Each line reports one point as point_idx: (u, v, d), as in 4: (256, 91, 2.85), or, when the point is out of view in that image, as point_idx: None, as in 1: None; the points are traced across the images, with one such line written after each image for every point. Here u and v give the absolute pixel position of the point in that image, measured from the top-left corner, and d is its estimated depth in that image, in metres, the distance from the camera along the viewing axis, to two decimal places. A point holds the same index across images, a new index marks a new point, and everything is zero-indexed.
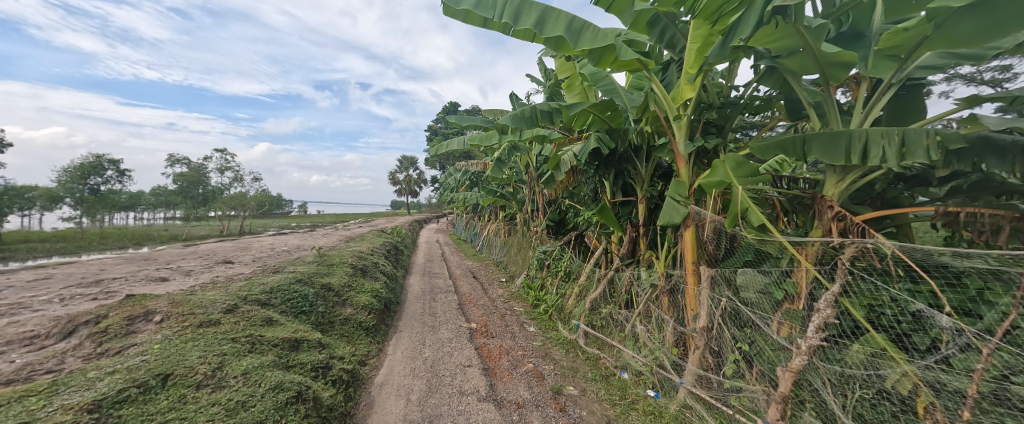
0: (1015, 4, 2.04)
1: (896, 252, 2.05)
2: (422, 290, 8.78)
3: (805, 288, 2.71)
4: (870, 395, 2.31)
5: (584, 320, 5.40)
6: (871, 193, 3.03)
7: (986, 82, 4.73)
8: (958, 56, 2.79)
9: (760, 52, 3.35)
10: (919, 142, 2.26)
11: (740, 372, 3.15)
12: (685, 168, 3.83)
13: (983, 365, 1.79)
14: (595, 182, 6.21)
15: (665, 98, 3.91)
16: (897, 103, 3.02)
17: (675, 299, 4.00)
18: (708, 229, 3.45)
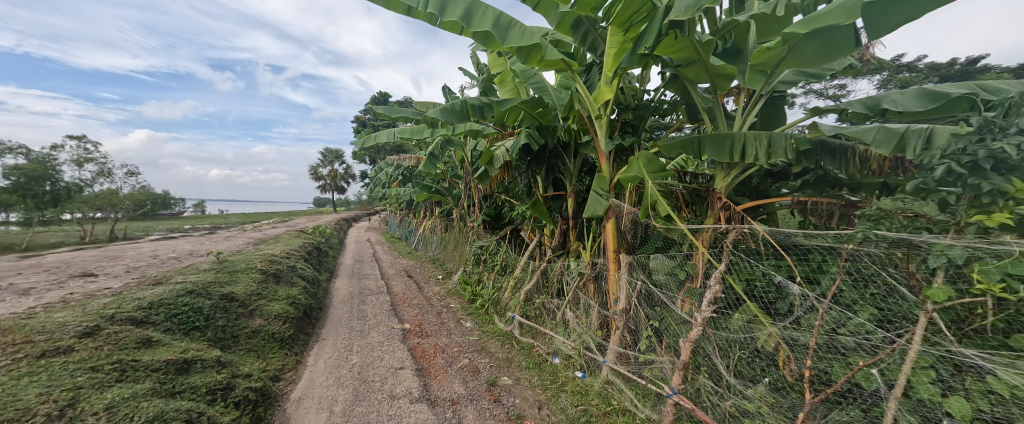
0: (839, 36, 2.64)
1: (765, 234, 2.48)
2: (349, 293, 8.20)
3: (701, 269, 3.15)
4: (747, 355, 2.77)
5: (518, 312, 5.56)
6: (751, 186, 3.58)
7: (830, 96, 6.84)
8: (808, 74, 3.44)
9: (665, 60, 3.74)
10: (780, 144, 2.76)
11: (652, 346, 3.54)
12: (606, 164, 4.15)
13: (820, 321, 2.26)
14: (527, 177, 6.38)
15: (587, 99, 4.18)
16: (767, 111, 3.63)
17: (599, 285, 4.34)
18: (626, 219, 3.78)
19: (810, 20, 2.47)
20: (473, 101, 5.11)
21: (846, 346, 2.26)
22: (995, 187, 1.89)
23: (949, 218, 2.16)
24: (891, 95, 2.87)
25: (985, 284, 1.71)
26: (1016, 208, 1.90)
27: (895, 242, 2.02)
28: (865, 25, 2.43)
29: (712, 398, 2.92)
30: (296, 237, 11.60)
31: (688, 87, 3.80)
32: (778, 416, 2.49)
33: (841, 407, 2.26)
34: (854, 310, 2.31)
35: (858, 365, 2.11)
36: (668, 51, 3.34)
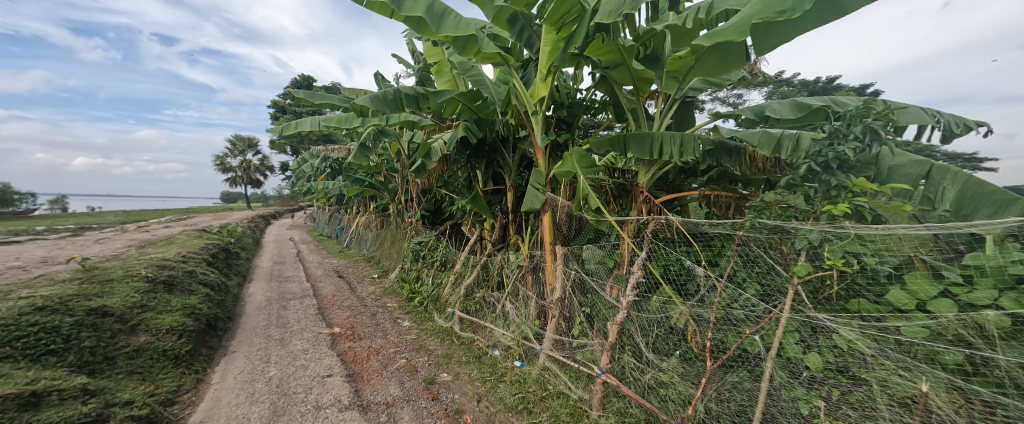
0: (734, 51, 3.06)
1: (678, 224, 2.83)
2: (267, 298, 7.38)
3: (626, 257, 3.44)
4: (663, 332, 3.12)
5: (457, 307, 5.52)
6: (668, 181, 4.00)
7: (730, 103, 8.17)
8: (713, 83, 3.93)
9: (595, 62, 3.98)
10: (691, 143, 3.14)
11: (585, 332, 3.78)
12: (543, 158, 4.30)
13: (719, 297, 2.64)
14: (466, 171, 6.34)
15: (524, 94, 4.29)
16: (681, 114, 4.08)
17: (537, 276, 4.53)
18: (562, 213, 4.01)
19: (714, 33, 2.74)
20: (407, 90, 4.91)
21: (739, 318, 2.66)
22: (839, 182, 2.43)
23: (808, 207, 2.67)
24: (772, 104, 3.42)
25: (832, 260, 2.17)
26: (854, 199, 2.42)
27: (773, 229, 2.48)
28: (754, 43, 2.89)
29: (635, 374, 3.22)
30: (199, 237, 10.08)
31: (615, 89, 4.09)
32: (687, 383, 2.84)
33: (734, 370, 2.66)
34: (744, 287, 2.74)
35: (746, 333, 2.51)
36: (597, 53, 3.59)
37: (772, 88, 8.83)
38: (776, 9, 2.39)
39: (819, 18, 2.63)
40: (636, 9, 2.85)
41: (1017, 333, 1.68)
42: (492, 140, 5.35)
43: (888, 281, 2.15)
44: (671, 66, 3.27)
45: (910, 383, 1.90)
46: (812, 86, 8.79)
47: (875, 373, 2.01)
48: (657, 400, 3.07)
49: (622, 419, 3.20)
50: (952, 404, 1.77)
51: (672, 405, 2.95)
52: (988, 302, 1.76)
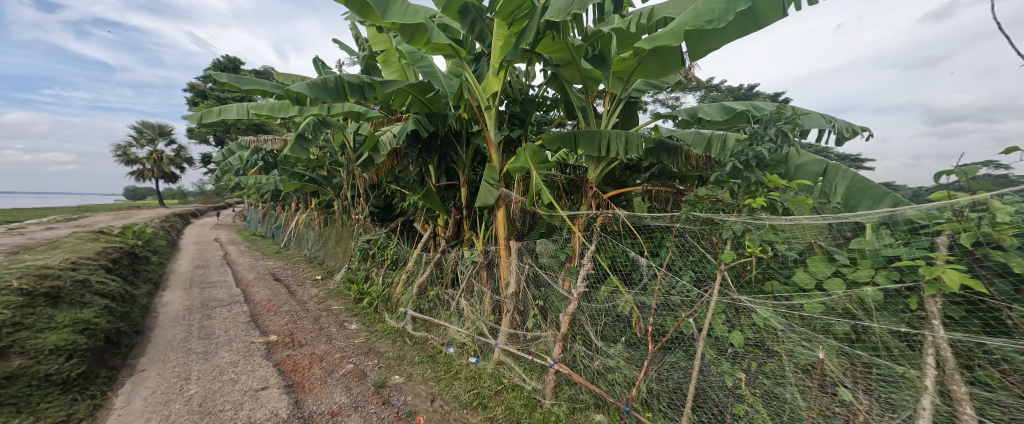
0: (672, 56, 3.23)
1: (624, 218, 3.01)
2: (187, 306, 6.55)
3: (577, 250, 3.58)
4: (610, 320, 3.30)
5: (409, 306, 5.35)
6: (615, 177, 4.21)
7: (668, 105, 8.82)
8: (653, 86, 4.20)
9: (547, 59, 4.06)
10: (635, 141, 3.35)
11: (538, 324, 3.88)
12: (496, 154, 4.31)
13: (660, 284, 2.84)
14: (417, 166, 6.14)
15: (477, 89, 4.25)
16: (626, 113, 4.31)
17: (492, 271, 4.63)
18: (516, 208, 4.07)
19: (653, 38, 2.89)
20: (351, 78, 4.62)
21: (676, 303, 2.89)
22: (757, 178, 2.76)
23: (732, 201, 2.98)
24: (704, 107, 3.75)
25: (752, 248, 2.47)
26: (771, 194, 2.74)
27: (705, 222, 2.76)
28: (688, 50, 3.19)
29: (585, 361, 3.37)
30: (95, 240, 8.64)
31: (566, 86, 4.20)
32: (632, 367, 3.03)
33: (672, 351, 2.89)
34: (680, 274, 2.98)
35: (683, 316, 2.73)
36: (547, 50, 3.65)
37: (705, 92, 9.67)
38: (705, 18, 2.57)
39: (742, 30, 2.93)
40: (583, 9, 2.96)
41: (887, 304, 2.05)
42: (445, 134, 5.27)
43: (794, 265, 2.48)
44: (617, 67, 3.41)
45: (811, 352, 2.19)
46: (737, 92, 9.77)
47: (785, 344, 2.29)
48: (605, 385, 3.24)
49: (574, 405, 3.33)
50: (843, 366, 2.07)
51: (618, 388, 3.13)
52: (867, 280, 2.11)
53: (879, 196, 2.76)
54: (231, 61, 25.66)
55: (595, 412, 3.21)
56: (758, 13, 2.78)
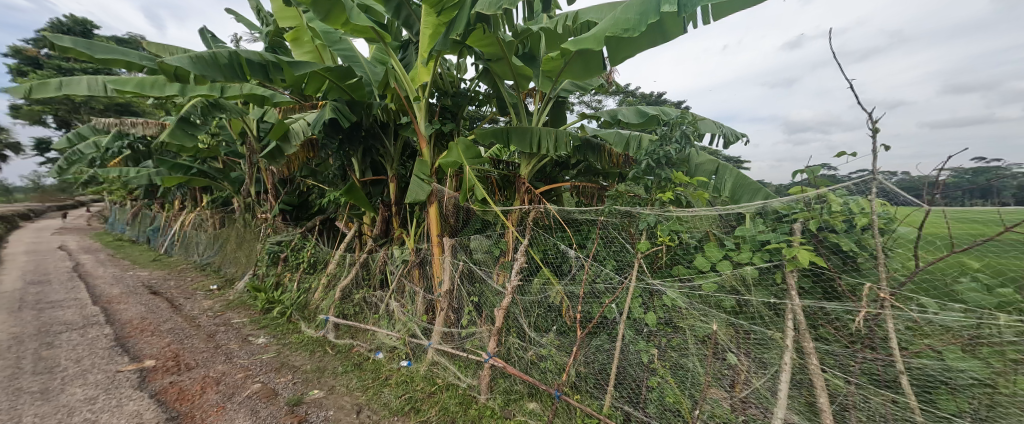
0: (596, 58, 3.40)
1: (554, 212, 3.14)
2: (15, 334, 5.07)
3: (511, 245, 3.63)
4: (543, 311, 3.43)
5: (331, 312, 4.91)
6: (546, 173, 4.37)
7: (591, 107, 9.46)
8: (579, 87, 4.43)
9: (478, 53, 4.03)
10: (564, 139, 3.51)
11: (473, 320, 3.86)
12: (427, 148, 4.18)
13: (587, 274, 3.02)
14: (337, 160, 5.64)
15: (404, 78, 4.07)
16: (555, 112, 4.48)
17: (424, 270, 4.47)
18: (449, 205, 4.01)
19: (578, 40, 3.01)
20: (252, 56, 4.05)
21: (597, 292, 3.08)
22: (666, 174, 3.09)
23: (647, 195, 3.30)
24: (623, 110, 4.09)
25: (662, 237, 2.77)
26: (676, 188, 3.10)
27: (625, 215, 3.04)
28: (609, 55, 3.44)
29: (519, 353, 3.45)
30: None
31: (497, 82, 4.22)
32: (562, 353, 3.17)
33: (597, 335, 3.07)
34: (603, 263, 3.21)
35: (606, 302, 2.93)
36: (478, 43, 3.60)
37: (621, 97, 10.58)
38: (623, 26, 2.75)
39: (654, 40, 3.23)
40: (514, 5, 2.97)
41: (762, 279, 2.46)
42: (370, 125, 4.93)
43: (695, 250, 2.83)
44: (545, 66, 3.50)
45: (707, 324, 2.49)
46: (648, 99, 10.87)
47: (687, 320, 2.57)
48: (538, 373, 3.34)
49: (508, 397, 3.38)
50: (732, 334, 2.36)
51: (550, 375, 3.25)
52: (749, 261, 2.46)
53: (756, 194, 3.30)
54: (78, 23, 20.47)
55: (529, 400, 3.30)
56: (668, 27, 3.11)
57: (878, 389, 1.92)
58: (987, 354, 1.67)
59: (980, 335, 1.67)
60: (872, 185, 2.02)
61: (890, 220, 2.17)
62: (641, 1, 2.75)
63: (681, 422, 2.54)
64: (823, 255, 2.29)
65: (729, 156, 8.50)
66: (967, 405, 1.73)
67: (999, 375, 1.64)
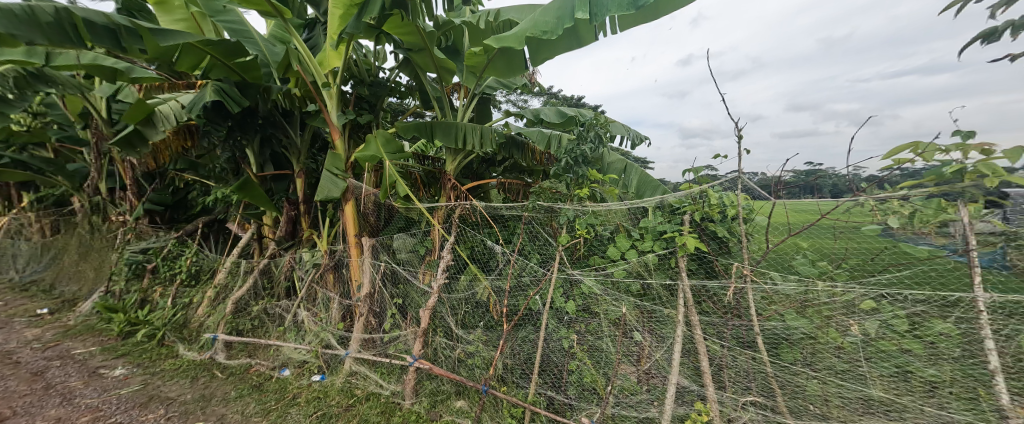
0: (518, 57, 3.47)
1: (481, 209, 3.17)
2: None
3: (437, 243, 3.53)
4: (470, 308, 3.44)
5: (221, 329, 4.21)
6: (473, 170, 4.42)
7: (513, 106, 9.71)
8: (503, 85, 4.49)
9: (397, 42, 3.82)
10: (490, 135, 3.54)
11: (397, 324, 3.69)
12: (340, 140, 3.92)
13: (513, 268, 3.11)
14: (229, 151, 4.85)
15: (311, 62, 3.72)
16: (479, 108, 4.47)
17: (340, 274, 4.26)
18: (369, 202, 3.84)
19: (500, 38, 3.02)
20: (98, 17, 3.29)
21: (519, 286, 3.15)
22: (583, 172, 3.32)
23: (566, 191, 3.49)
24: (545, 110, 4.25)
25: (581, 230, 2.99)
26: (591, 185, 3.37)
27: (548, 210, 3.17)
28: (530, 55, 3.55)
29: (445, 352, 3.41)
30: None
31: (419, 74, 4.06)
32: (489, 348, 3.18)
33: (525, 327, 3.16)
34: (528, 257, 3.35)
35: (531, 294, 3.01)
36: (396, 30, 3.38)
37: (544, 99, 11.07)
38: (541, 28, 2.84)
39: (572, 46, 3.41)
40: None
41: (661, 264, 2.82)
42: (268, 112, 4.32)
43: (608, 241, 3.09)
44: (468, 61, 3.48)
45: (618, 308, 2.72)
46: (568, 101, 11.56)
47: (601, 304, 2.79)
48: (465, 371, 3.29)
49: (434, 399, 3.27)
50: (639, 315, 2.62)
51: (477, 371, 3.23)
52: (650, 248, 2.80)
53: (655, 190, 3.77)
54: None
55: (456, 399, 3.23)
56: (583, 35, 3.32)
57: (743, 349, 2.34)
58: (812, 313, 2.16)
59: (808, 298, 2.13)
60: (739, 183, 2.48)
61: (750, 211, 2.63)
62: (558, 7, 2.88)
63: (597, 398, 2.76)
64: (705, 242, 2.71)
65: (638, 158, 9.48)
66: (799, 354, 2.23)
67: (819, 328, 2.14)
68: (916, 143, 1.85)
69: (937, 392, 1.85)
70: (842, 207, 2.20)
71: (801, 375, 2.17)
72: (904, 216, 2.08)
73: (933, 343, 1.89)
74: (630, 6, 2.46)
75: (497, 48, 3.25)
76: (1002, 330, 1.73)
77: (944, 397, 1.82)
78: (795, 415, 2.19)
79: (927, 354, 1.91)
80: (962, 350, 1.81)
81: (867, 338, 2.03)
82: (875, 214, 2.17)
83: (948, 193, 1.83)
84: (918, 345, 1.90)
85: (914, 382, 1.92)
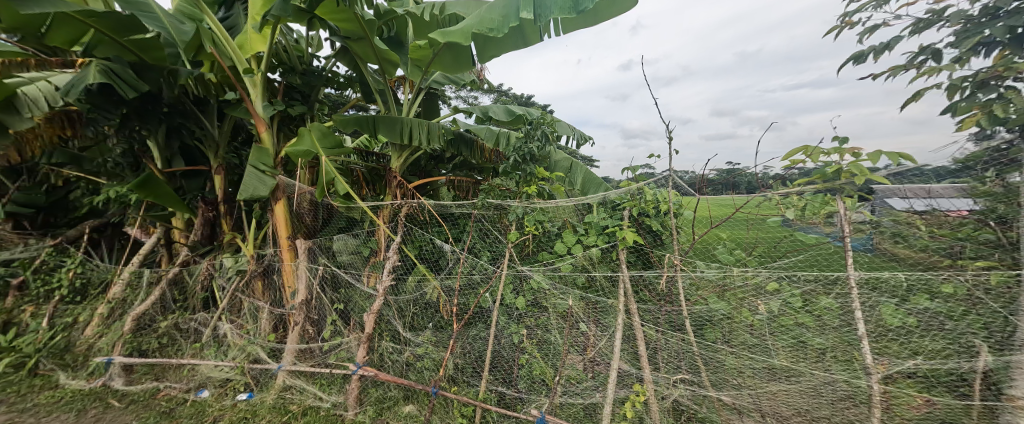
0: (465, 53, 3.39)
1: (430, 207, 3.09)
2: None
3: (382, 243, 3.36)
4: (419, 309, 3.35)
5: (118, 351, 3.59)
6: (421, 167, 4.33)
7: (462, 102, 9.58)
8: (450, 80, 4.37)
9: (333, 28, 3.55)
10: (437, 131, 3.46)
11: (338, 330, 3.47)
12: (268, 133, 3.58)
13: (463, 265, 3.06)
14: (124, 142, 4.16)
15: (229, 45, 3.33)
16: (425, 103, 4.32)
17: (270, 281, 3.92)
18: (305, 201, 3.62)
19: (446, 33, 2.93)
20: None
21: (469, 285, 3.14)
22: (531, 170, 3.39)
23: (515, 189, 3.51)
24: (493, 108, 4.22)
25: (530, 227, 3.03)
26: (540, 182, 3.43)
27: (497, 208, 3.19)
28: (477, 52, 3.50)
29: (392, 357, 3.26)
30: None
31: (360, 64, 3.82)
32: (439, 349, 3.11)
33: (476, 324, 3.15)
34: (478, 255, 3.33)
35: (481, 291, 2.98)
36: (332, 16, 3.13)
37: (494, 96, 11.10)
38: (488, 25, 2.82)
39: (519, 45, 3.42)
40: None
41: (604, 258, 2.97)
42: (174, 99, 3.78)
43: (556, 236, 3.20)
44: (412, 54, 3.35)
45: (565, 301, 2.81)
46: (517, 100, 11.67)
47: (550, 299, 2.85)
48: (414, 374, 3.17)
49: (381, 406, 3.11)
50: (585, 307, 2.71)
51: (427, 374, 3.13)
52: (594, 243, 2.94)
53: (599, 187, 4.02)
54: None
55: (405, 404, 3.11)
56: (529, 35, 3.35)
57: (675, 332, 2.55)
58: (729, 296, 2.45)
59: (726, 284, 2.41)
60: (670, 181, 2.70)
61: (681, 206, 2.86)
62: (504, 5, 2.88)
63: (546, 389, 2.84)
64: (643, 235, 2.92)
65: (584, 157, 9.89)
66: (720, 334, 2.52)
67: (734, 309, 2.44)
68: (806, 147, 2.16)
69: (824, 356, 2.25)
70: (753, 201, 2.49)
71: (721, 351, 2.43)
72: (798, 209, 2.40)
73: (819, 315, 2.24)
74: (571, 10, 2.55)
75: (442, 43, 3.15)
76: (867, 301, 2.08)
77: (828, 361, 2.24)
78: (717, 387, 2.46)
79: (815, 325, 2.24)
80: (840, 320, 2.18)
81: (771, 315, 2.35)
82: (780, 208, 2.42)
83: (832, 189, 2.15)
84: (809, 319, 2.24)
85: (808, 349, 2.29)
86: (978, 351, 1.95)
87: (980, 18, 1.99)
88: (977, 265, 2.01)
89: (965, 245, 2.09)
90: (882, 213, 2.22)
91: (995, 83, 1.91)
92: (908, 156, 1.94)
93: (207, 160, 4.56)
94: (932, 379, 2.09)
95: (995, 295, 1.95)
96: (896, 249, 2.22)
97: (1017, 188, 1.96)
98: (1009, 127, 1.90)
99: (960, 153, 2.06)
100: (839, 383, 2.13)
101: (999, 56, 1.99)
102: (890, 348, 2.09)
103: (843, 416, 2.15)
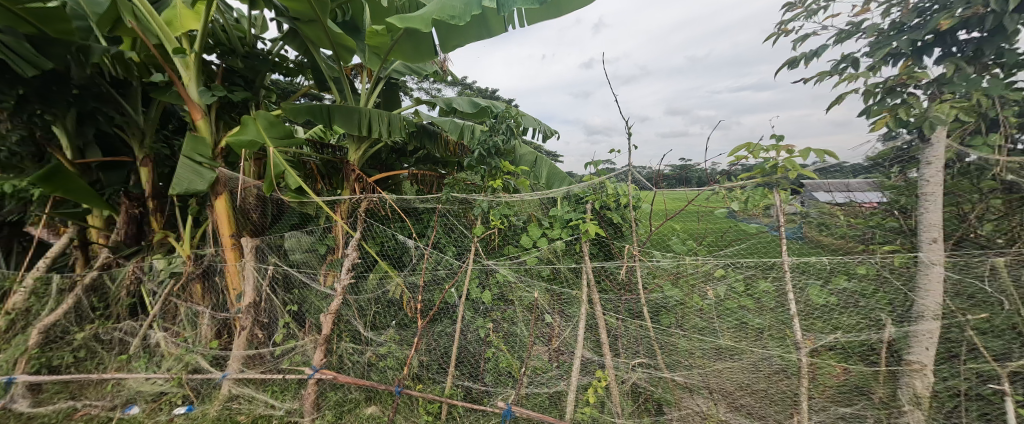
0: (428, 41, 3.25)
1: (391, 201, 2.97)
2: None
3: (341, 240, 3.18)
4: (381, 307, 3.22)
5: (21, 369, 3.13)
6: (381, 160, 4.14)
7: None
8: (411, 70, 4.21)
9: (280, 8, 3.29)
10: (399, 123, 3.33)
11: (292, 333, 3.28)
12: (205, 121, 3.27)
13: (426, 261, 2.99)
14: (23, 128, 3.60)
15: (154, 20, 2.98)
16: (384, 93, 4.13)
17: (212, 283, 3.61)
18: (250, 195, 3.32)
19: (404, 18, 2.77)
20: None
21: (432, 283, 3.06)
22: (496, 164, 3.35)
23: (480, 183, 3.47)
24: (457, 99, 4.11)
25: (495, 221, 3.03)
26: (505, 176, 3.41)
27: (463, 202, 3.11)
28: (438, 40, 3.37)
29: (352, 357, 3.12)
30: None
31: (311, 49, 3.56)
32: (402, 347, 3.01)
33: (441, 321, 3.10)
34: (443, 249, 3.27)
35: (446, 287, 2.93)
36: None
37: (457, 89, 10.92)
38: (450, 13, 2.71)
39: (482, 35, 3.34)
40: None
41: (568, 251, 3.02)
42: (87, 80, 3.30)
43: (521, 230, 3.21)
44: (369, 40, 3.16)
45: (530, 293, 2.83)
46: (482, 93, 11.63)
47: (516, 292, 2.83)
48: (376, 375, 3.06)
49: (340, 410, 2.96)
50: (549, 299, 2.75)
51: (390, 373, 3.03)
52: (558, 236, 3.00)
53: (563, 181, 4.07)
54: None
55: (367, 406, 2.99)
56: (493, 24, 3.29)
57: (633, 319, 2.68)
58: (682, 283, 2.61)
59: (679, 271, 2.57)
60: (630, 175, 2.77)
61: (639, 200, 2.96)
62: None
63: (511, 381, 2.87)
64: (604, 228, 3.05)
65: (548, 152, 10.08)
66: (672, 319, 2.68)
67: (686, 295, 2.61)
68: (748, 144, 2.33)
69: (762, 335, 2.45)
70: (702, 194, 2.61)
71: (675, 335, 2.57)
72: (741, 202, 2.55)
73: (758, 298, 2.45)
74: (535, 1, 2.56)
75: (402, 29, 2.99)
76: (799, 284, 2.32)
77: (765, 338, 2.43)
78: (670, 368, 2.62)
79: (755, 307, 2.46)
80: (776, 302, 2.39)
81: (717, 299, 2.55)
82: (725, 201, 2.57)
83: (769, 183, 2.37)
84: (749, 301, 2.45)
85: (748, 329, 2.49)
86: (884, 324, 2.23)
87: (889, 32, 2.24)
88: (884, 250, 2.32)
89: (875, 232, 2.40)
90: (811, 206, 2.46)
91: (900, 89, 2.19)
92: (832, 153, 2.16)
93: (130, 150, 4.06)
94: (849, 350, 2.35)
95: (898, 274, 2.22)
96: (821, 237, 2.47)
97: (914, 183, 2.28)
98: (910, 129, 2.16)
99: (872, 151, 2.32)
100: (774, 358, 2.34)
101: (903, 66, 2.27)
102: (815, 324, 2.34)
103: (777, 388, 2.38)
